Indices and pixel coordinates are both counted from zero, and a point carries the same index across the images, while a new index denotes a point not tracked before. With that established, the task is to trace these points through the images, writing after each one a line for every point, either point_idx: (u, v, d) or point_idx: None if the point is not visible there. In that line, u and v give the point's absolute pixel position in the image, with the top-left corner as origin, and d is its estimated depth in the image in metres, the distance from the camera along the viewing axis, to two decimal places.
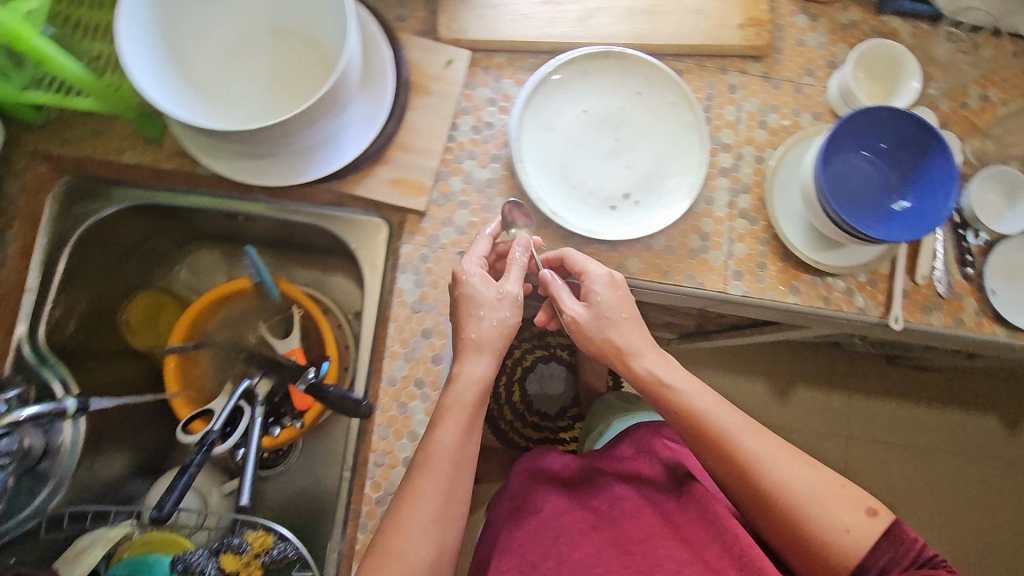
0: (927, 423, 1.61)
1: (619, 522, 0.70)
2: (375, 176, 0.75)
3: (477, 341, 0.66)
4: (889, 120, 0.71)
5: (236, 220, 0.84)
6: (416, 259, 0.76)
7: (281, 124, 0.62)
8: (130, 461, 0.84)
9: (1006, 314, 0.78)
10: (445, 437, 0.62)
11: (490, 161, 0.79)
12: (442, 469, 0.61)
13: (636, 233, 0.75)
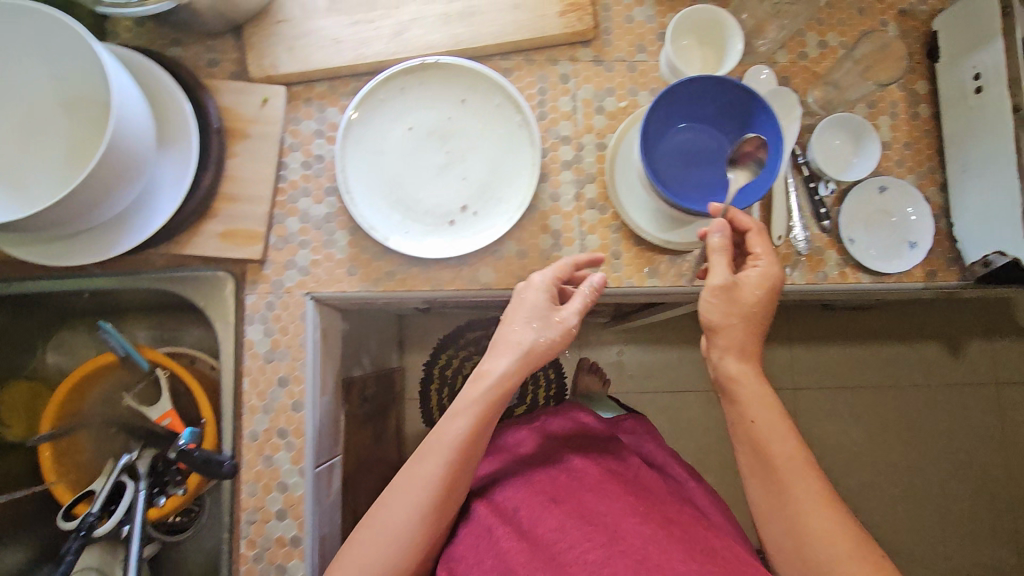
0: (873, 362, 1.59)
1: (586, 493, 0.69)
2: (203, 231, 0.73)
3: (517, 345, 0.69)
4: (703, 89, 0.69)
5: (88, 296, 0.82)
6: (262, 309, 0.75)
7: (65, 202, 0.59)
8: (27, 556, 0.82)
9: (866, 260, 0.79)
10: (460, 427, 0.66)
11: (325, 195, 0.77)
12: (450, 455, 0.65)
13: (477, 245, 0.74)
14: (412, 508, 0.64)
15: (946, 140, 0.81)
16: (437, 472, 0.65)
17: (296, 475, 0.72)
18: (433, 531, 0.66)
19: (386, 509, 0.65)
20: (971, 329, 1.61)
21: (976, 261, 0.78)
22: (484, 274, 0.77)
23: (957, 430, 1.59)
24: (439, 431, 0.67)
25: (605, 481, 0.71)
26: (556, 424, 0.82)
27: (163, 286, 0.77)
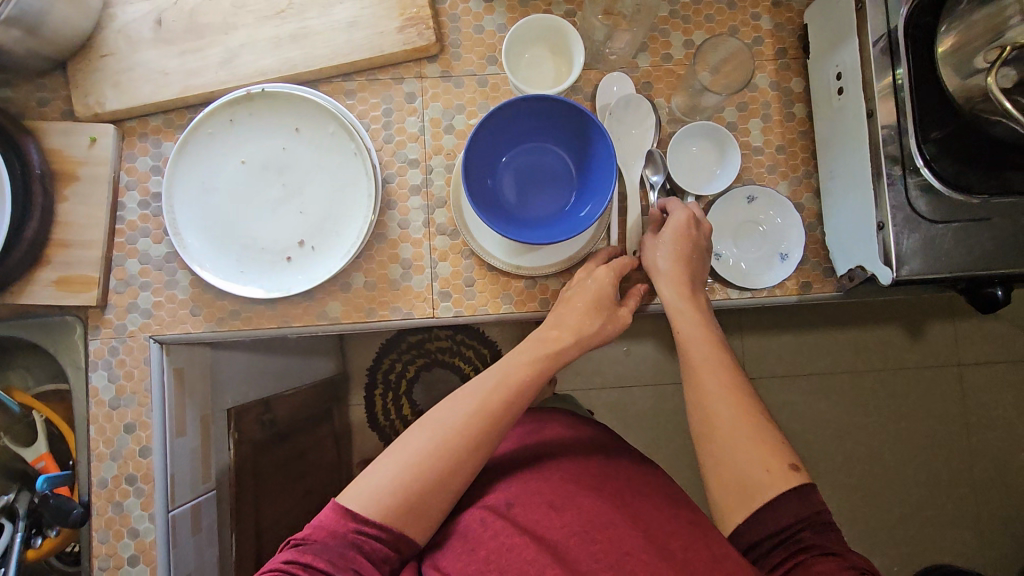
0: (853, 354, 1.35)
1: (596, 489, 0.68)
2: (38, 279, 0.73)
3: (579, 312, 0.71)
4: (505, 120, 0.66)
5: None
6: (106, 353, 0.74)
7: None
8: None
9: (729, 276, 0.75)
10: (520, 361, 0.70)
11: (163, 235, 0.75)
12: (507, 387, 0.68)
13: (317, 279, 0.72)
14: (474, 428, 0.65)
15: (818, 142, 0.76)
16: (496, 402, 0.66)
17: (147, 521, 0.73)
18: (475, 461, 0.64)
19: (443, 425, 0.65)
20: (945, 310, 1.35)
21: (843, 275, 0.73)
22: (332, 308, 0.75)
23: (943, 430, 1.34)
24: (506, 365, 0.70)
25: (606, 485, 0.70)
26: (558, 421, 0.84)
27: (20, 331, 0.77)
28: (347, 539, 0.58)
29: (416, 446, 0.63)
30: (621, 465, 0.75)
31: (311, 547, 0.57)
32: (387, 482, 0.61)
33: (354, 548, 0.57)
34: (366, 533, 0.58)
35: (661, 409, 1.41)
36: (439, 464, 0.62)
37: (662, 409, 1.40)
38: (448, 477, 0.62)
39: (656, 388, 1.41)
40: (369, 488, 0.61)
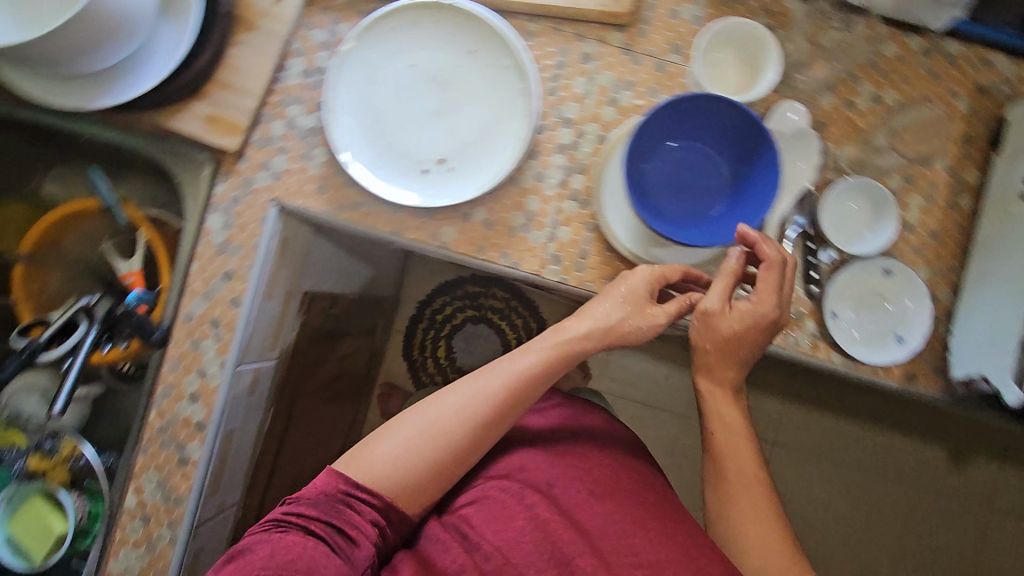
0: (889, 456, 1.32)
1: (614, 489, 0.69)
2: (191, 110, 0.75)
3: (606, 314, 0.69)
4: (669, 115, 0.65)
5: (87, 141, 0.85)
6: (228, 200, 0.77)
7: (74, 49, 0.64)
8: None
9: (841, 340, 0.72)
10: (531, 355, 0.68)
11: (315, 108, 0.77)
12: (512, 378, 0.67)
13: (446, 199, 0.73)
14: (471, 411, 0.65)
15: (977, 242, 0.73)
16: (500, 391, 0.67)
17: (217, 365, 0.74)
18: (469, 442, 0.65)
19: (439, 406, 0.66)
20: (993, 446, 1.32)
21: (960, 380, 0.72)
22: (445, 234, 0.75)
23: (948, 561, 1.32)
24: (518, 353, 0.69)
25: (623, 486, 0.71)
26: (582, 410, 0.83)
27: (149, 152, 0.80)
28: (336, 499, 0.60)
29: (409, 425, 0.65)
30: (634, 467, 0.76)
31: (304, 503, 0.60)
32: (379, 455, 0.63)
33: (344, 506, 0.60)
34: (360, 503, 0.60)
35: (680, 442, 1.40)
36: (433, 442, 0.64)
37: (682, 441, 1.39)
38: (440, 458, 0.64)
39: (683, 420, 1.40)
40: (364, 460, 0.63)
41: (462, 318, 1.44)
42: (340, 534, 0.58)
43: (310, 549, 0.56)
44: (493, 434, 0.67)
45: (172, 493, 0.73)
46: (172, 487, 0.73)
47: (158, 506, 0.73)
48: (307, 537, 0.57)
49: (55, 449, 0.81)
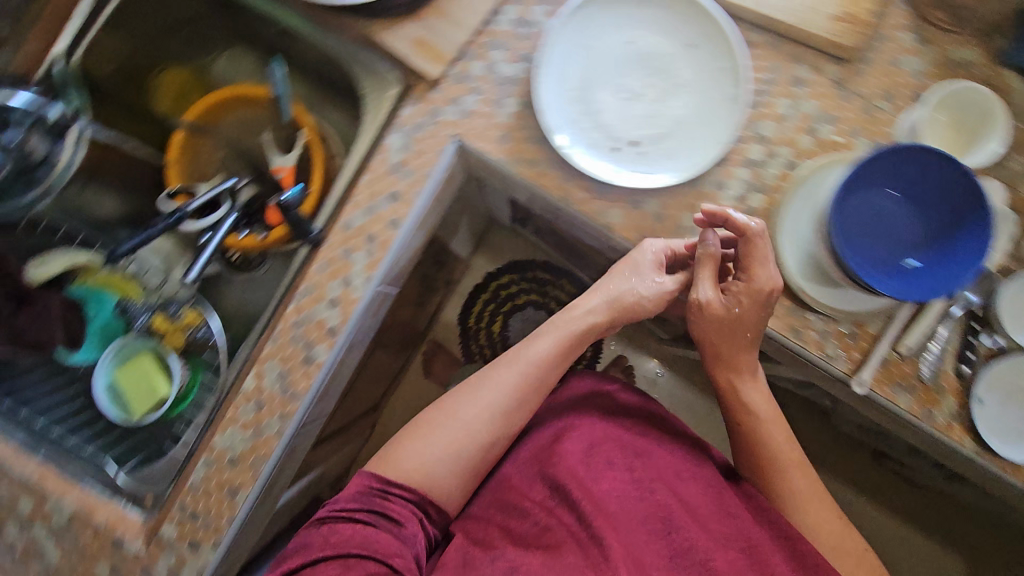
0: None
1: (667, 476, 0.74)
2: (403, 29, 0.76)
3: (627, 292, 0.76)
4: (869, 168, 0.66)
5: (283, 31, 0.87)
6: (412, 124, 0.77)
7: None
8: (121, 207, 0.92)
9: (982, 426, 0.71)
10: (545, 345, 0.77)
11: (519, 59, 0.76)
12: (525, 367, 0.76)
13: (629, 181, 0.72)
14: (479, 400, 0.74)
15: None
16: (516, 380, 0.75)
17: (361, 280, 0.75)
18: (487, 428, 0.73)
19: (450, 403, 0.75)
20: None
21: None
22: (613, 217, 0.74)
23: None
24: (516, 350, 0.78)
25: (677, 469, 0.75)
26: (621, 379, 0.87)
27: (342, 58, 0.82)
28: (374, 494, 0.68)
29: (432, 427, 0.73)
30: (686, 441, 0.80)
31: (348, 500, 0.67)
32: (402, 452, 0.71)
33: (382, 498, 0.67)
34: (396, 496, 0.68)
35: None
36: (449, 433, 0.72)
37: None
38: (464, 449, 0.72)
39: None
40: (391, 458, 0.71)
41: (524, 300, 1.40)
42: (383, 519, 0.66)
43: (361, 533, 0.63)
44: (509, 421, 0.74)
45: (289, 388, 0.74)
46: (291, 382, 0.75)
47: (274, 395, 0.75)
48: (356, 523, 0.65)
49: (177, 317, 0.82)
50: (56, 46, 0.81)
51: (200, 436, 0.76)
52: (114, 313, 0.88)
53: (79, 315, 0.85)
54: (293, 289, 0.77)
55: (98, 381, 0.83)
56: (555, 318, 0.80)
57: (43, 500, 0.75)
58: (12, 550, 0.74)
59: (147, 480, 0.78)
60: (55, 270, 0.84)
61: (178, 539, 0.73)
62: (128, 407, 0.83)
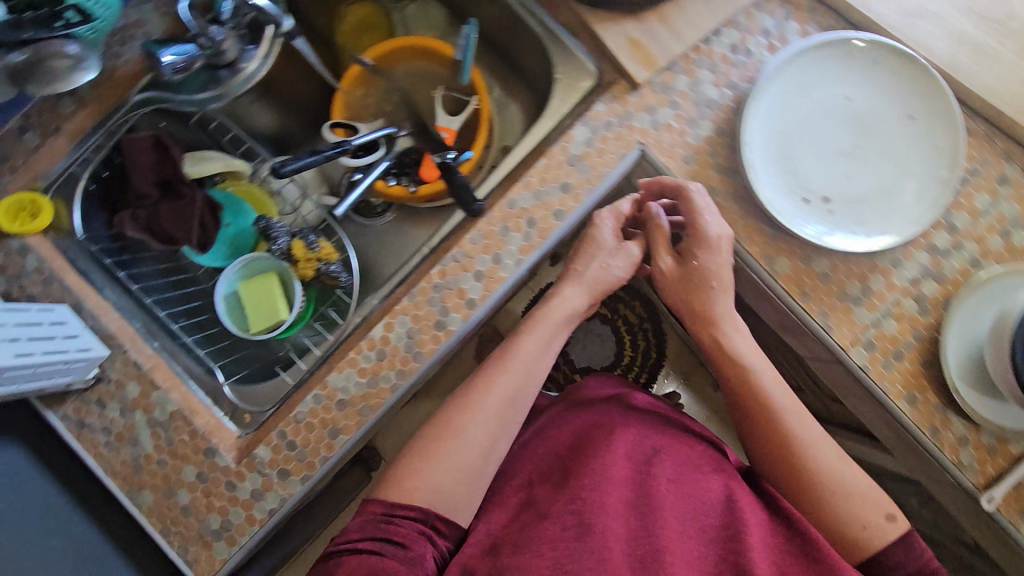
0: None
1: (655, 465, 0.72)
2: (620, 27, 0.75)
3: (605, 279, 0.80)
4: None
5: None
6: (600, 122, 0.75)
7: None
8: (275, 125, 0.93)
9: None
10: (530, 342, 0.76)
11: (725, 85, 0.75)
12: (516, 369, 0.75)
13: (813, 235, 0.70)
14: (476, 403, 0.72)
15: None
16: (502, 384, 0.73)
17: (512, 260, 0.75)
18: (480, 436, 0.70)
19: (449, 412, 0.72)
20: None
21: None
22: (777, 264, 0.73)
23: None
24: (505, 350, 0.76)
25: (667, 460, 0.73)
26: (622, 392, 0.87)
27: (542, 38, 0.81)
28: (377, 515, 0.64)
29: (421, 443, 0.70)
30: (685, 445, 0.77)
31: (350, 526, 0.64)
32: (408, 468, 0.68)
33: (386, 523, 0.63)
34: (405, 517, 0.64)
35: None
36: (454, 441, 0.69)
37: None
38: (471, 462, 0.69)
39: None
40: (396, 481, 0.67)
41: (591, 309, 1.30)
42: (394, 544, 0.61)
43: (364, 562, 0.59)
44: (510, 424, 0.73)
45: (416, 348, 0.74)
46: (418, 342, 0.74)
47: (399, 350, 0.74)
48: (362, 553, 0.60)
49: (312, 247, 0.83)
50: None
51: (311, 370, 0.77)
52: (248, 224, 0.89)
53: (214, 223, 0.86)
54: (443, 251, 0.77)
55: (222, 291, 0.85)
56: (533, 321, 0.78)
57: (149, 391, 0.75)
58: (109, 430, 0.75)
59: (249, 396, 0.79)
60: (211, 170, 0.84)
61: (270, 464, 0.73)
62: (247, 321, 0.84)
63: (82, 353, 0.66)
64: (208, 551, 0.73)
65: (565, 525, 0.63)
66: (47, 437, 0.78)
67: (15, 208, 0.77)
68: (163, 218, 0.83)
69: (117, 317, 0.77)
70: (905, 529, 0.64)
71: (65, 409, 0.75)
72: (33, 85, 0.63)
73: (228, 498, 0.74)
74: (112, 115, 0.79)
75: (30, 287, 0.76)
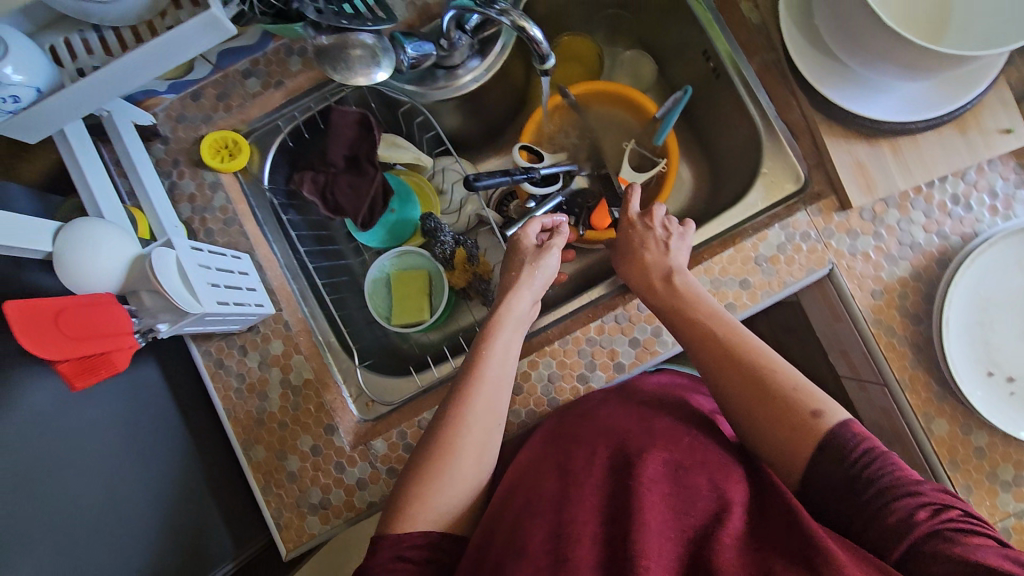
0: None
1: (639, 454, 0.59)
2: (849, 145, 0.72)
3: (544, 274, 0.73)
4: None
5: (709, 66, 0.82)
6: (798, 230, 0.73)
7: (899, 69, 0.62)
8: (456, 127, 0.92)
9: None
10: (496, 344, 0.66)
11: (936, 232, 0.71)
12: (491, 383, 0.63)
13: (989, 413, 0.68)
14: (463, 417, 0.61)
15: None
16: (473, 383, 0.63)
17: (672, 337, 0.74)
18: (460, 441, 0.60)
19: (432, 436, 0.60)
20: None
21: None
22: (934, 424, 0.71)
23: None
24: (473, 371, 0.64)
25: (653, 446, 0.59)
26: (617, 402, 0.69)
27: (759, 126, 0.77)
28: (391, 556, 0.53)
29: (406, 468, 0.60)
30: (673, 430, 0.63)
31: (367, 562, 0.54)
32: (403, 502, 0.57)
33: (397, 561, 0.53)
34: (412, 554, 0.54)
35: None
36: (449, 468, 0.58)
37: None
38: (465, 484, 0.59)
39: None
40: (398, 510, 0.57)
41: None
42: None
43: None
44: (493, 438, 0.62)
45: (554, 394, 0.75)
46: (557, 389, 0.75)
47: (535, 390, 0.75)
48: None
49: (472, 259, 0.85)
50: None
51: (443, 379, 0.80)
52: (414, 215, 0.89)
53: (383, 207, 0.86)
54: (604, 306, 0.76)
55: (373, 273, 0.87)
56: (495, 325, 0.67)
57: (291, 353, 0.77)
58: (244, 378, 0.77)
59: (376, 386, 0.81)
60: (400, 158, 0.87)
61: (382, 459, 0.75)
62: (390, 309, 0.86)
63: (256, 308, 0.68)
64: (302, 522, 0.75)
65: (553, 528, 0.53)
66: (182, 364, 0.81)
67: (216, 144, 0.78)
68: (339, 189, 0.84)
69: (280, 274, 0.79)
70: (842, 419, 0.53)
71: (209, 345, 0.78)
72: (328, 72, 0.54)
73: (333, 478, 0.75)
74: (330, 83, 0.80)
75: (211, 223, 0.78)
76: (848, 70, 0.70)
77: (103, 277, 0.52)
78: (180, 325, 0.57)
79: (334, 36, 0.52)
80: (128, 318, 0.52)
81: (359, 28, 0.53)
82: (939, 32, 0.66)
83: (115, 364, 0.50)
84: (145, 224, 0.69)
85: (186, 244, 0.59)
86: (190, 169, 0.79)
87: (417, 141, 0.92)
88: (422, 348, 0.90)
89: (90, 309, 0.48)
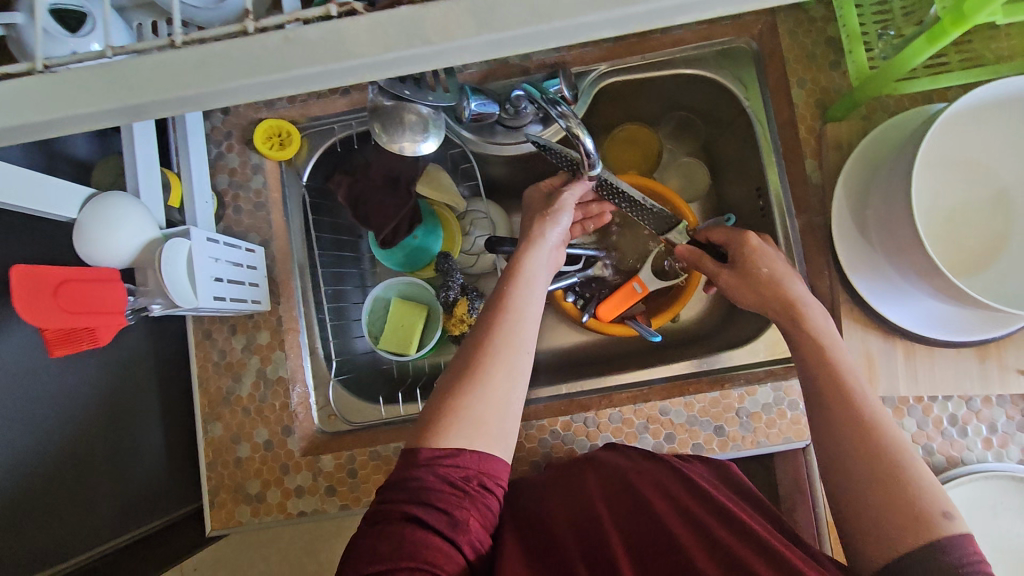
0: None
1: (638, 483, 0.60)
2: (864, 334, 0.71)
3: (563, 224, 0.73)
4: None
5: (759, 204, 0.81)
6: (790, 398, 0.72)
7: (932, 292, 0.60)
8: (500, 178, 0.93)
9: None
10: (524, 283, 0.66)
11: (924, 445, 0.69)
12: (518, 312, 0.63)
13: None
14: (490, 345, 0.61)
15: None
16: (500, 309, 0.64)
17: None
18: (485, 361, 0.60)
19: (460, 368, 0.60)
20: None
21: None
22: None
23: None
24: (501, 301, 0.64)
25: (647, 482, 0.60)
26: (639, 454, 0.67)
27: None
28: (430, 475, 0.53)
29: (436, 392, 0.59)
30: (658, 463, 0.64)
31: (407, 473, 0.53)
32: (432, 420, 0.56)
33: (435, 483, 0.52)
34: (449, 472, 0.53)
35: None
36: (478, 385, 0.58)
37: None
38: (497, 415, 0.58)
39: None
40: (427, 428, 0.56)
41: None
42: (441, 511, 0.51)
43: (411, 534, 0.49)
44: (521, 367, 0.61)
45: None
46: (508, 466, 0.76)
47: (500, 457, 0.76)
48: (407, 522, 0.50)
49: (471, 314, 0.85)
50: (599, 64, 0.79)
51: (408, 417, 0.82)
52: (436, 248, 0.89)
53: (407, 231, 0.85)
54: (578, 405, 0.77)
55: (377, 293, 0.88)
56: (519, 277, 0.67)
57: (274, 347, 0.79)
58: (224, 356, 0.80)
59: (345, 403, 0.83)
60: (437, 194, 0.88)
61: (325, 475, 0.76)
62: (381, 331, 0.88)
63: (247, 304, 0.71)
64: (233, 507, 0.77)
65: (547, 559, 0.52)
66: (173, 321, 0.83)
67: (269, 132, 0.81)
68: (370, 203, 0.84)
69: (288, 269, 0.81)
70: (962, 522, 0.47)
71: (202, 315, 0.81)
72: (377, 127, 0.62)
73: (273, 474, 0.77)
74: None
75: (242, 202, 0.81)
76: (885, 268, 0.68)
77: (119, 250, 0.55)
78: (173, 310, 0.59)
79: (394, 100, 0.61)
80: (125, 299, 0.54)
81: (420, 100, 0.60)
82: (980, 265, 0.65)
83: (96, 338, 0.52)
84: (178, 191, 0.71)
85: (205, 235, 0.62)
86: (239, 146, 0.82)
87: (457, 178, 0.93)
88: (400, 371, 0.92)
89: (95, 286, 0.51)
